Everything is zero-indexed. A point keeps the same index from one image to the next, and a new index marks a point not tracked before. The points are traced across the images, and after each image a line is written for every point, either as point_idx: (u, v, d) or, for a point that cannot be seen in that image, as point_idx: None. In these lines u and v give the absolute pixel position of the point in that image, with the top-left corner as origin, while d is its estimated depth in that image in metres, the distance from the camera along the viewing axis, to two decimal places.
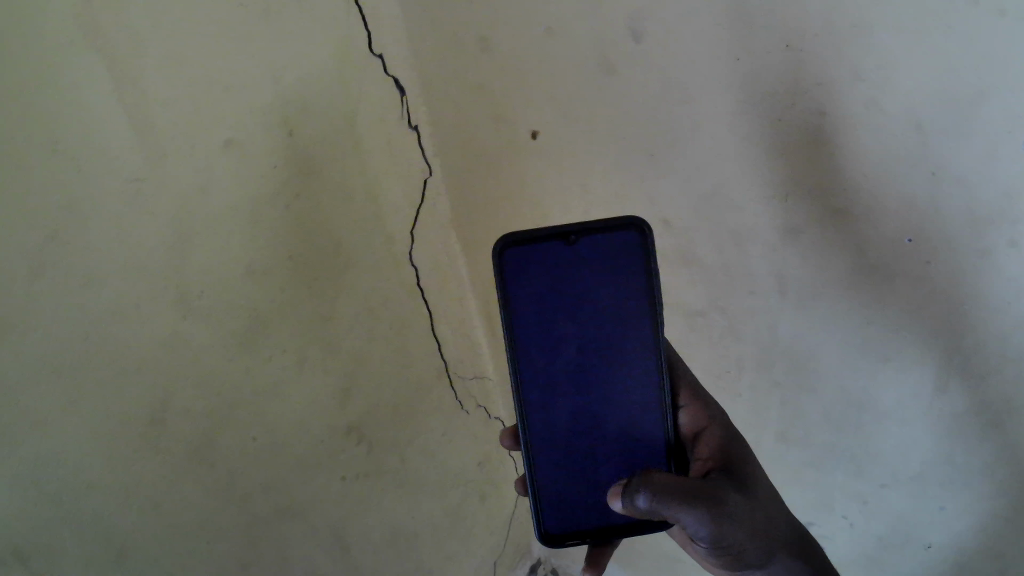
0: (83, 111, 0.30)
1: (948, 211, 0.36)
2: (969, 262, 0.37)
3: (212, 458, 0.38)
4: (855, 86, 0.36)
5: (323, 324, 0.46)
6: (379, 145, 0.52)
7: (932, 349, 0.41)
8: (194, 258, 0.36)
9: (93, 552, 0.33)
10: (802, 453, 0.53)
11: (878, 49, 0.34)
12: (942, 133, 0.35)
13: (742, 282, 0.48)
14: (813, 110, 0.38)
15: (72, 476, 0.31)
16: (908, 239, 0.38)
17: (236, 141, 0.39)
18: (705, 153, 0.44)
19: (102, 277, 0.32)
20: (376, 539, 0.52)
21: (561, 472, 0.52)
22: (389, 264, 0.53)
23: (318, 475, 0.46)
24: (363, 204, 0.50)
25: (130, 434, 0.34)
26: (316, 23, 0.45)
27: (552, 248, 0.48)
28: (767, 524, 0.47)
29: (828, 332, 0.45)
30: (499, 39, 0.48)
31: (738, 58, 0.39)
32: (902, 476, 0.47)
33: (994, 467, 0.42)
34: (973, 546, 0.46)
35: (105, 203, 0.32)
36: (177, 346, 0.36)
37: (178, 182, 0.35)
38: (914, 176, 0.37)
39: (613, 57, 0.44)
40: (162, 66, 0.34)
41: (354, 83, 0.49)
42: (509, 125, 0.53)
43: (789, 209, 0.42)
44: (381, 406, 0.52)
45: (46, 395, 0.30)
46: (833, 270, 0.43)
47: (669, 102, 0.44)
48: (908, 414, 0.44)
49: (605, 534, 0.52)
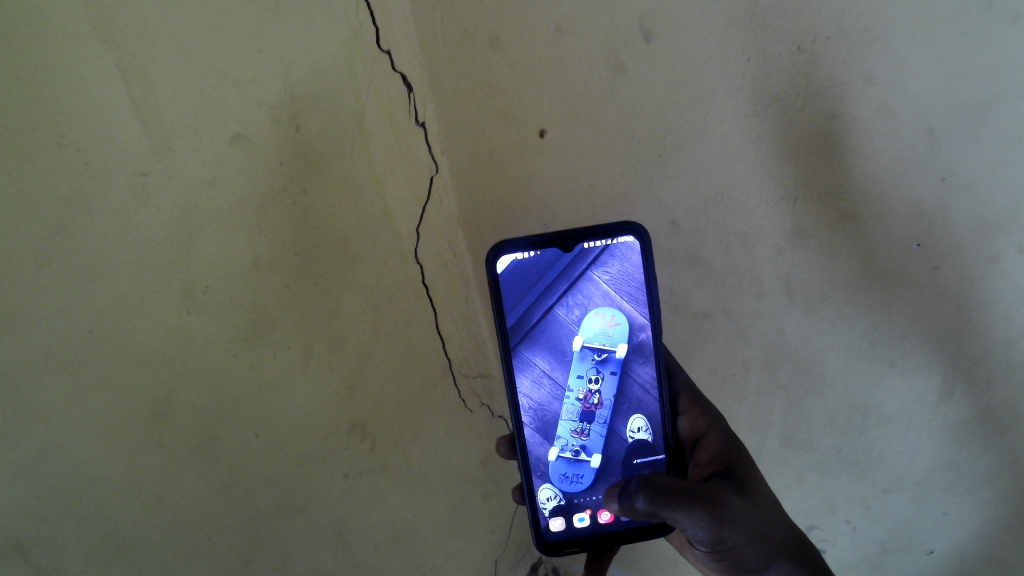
0: (87, 100, 0.29)
1: (955, 215, 0.34)
2: (976, 269, 0.35)
3: (215, 455, 0.37)
4: (866, 89, 0.34)
5: (325, 319, 0.46)
6: (388, 143, 0.54)
7: (939, 360, 0.39)
8: (199, 254, 0.36)
9: (94, 549, 0.31)
10: (804, 455, 0.52)
11: (892, 54, 0.32)
12: (952, 139, 0.32)
13: (749, 285, 0.47)
14: (824, 113, 0.36)
15: (75, 471, 0.30)
16: (916, 244, 0.36)
17: (244, 136, 0.38)
18: (715, 156, 0.43)
19: (106, 272, 0.31)
20: (377, 536, 0.54)
21: (558, 475, 0.51)
22: (395, 262, 0.55)
23: (323, 471, 0.47)
24: (371, 201, 0.51)
25: (136, 430, 0.33)
26: (328, 21, 0.45)
27: (549, 253, 0.48)
28: (769, 528, 0.45)
29: (833, 338, 0.44)
30: (509, 38, 0.49)
31: (749, 60, 0.38)
32: (905, 481, 0.46)
33: (998, 473, 0.40)
34: (975, 554, 0.45)
35: (114, 197, 0.31)
36: (181, 340, 0.35)
37: (186, 175, 0.34)
38: (922, 182, 0.34)
39: (624, 58, 0.43)
40: (170, 58, 0.33)
41: (364, 79, 0.50)
42: (517, 123, 0.54)
43: (797, 211, 0.41)
44: (384, 402, 0.54)
45: (49, 390, 0.29)
46: (843, 275, 0.41)
47: (681, 103, 0.42)
48: (912, 419, 0.43)
49: (606, 544, 0.50)
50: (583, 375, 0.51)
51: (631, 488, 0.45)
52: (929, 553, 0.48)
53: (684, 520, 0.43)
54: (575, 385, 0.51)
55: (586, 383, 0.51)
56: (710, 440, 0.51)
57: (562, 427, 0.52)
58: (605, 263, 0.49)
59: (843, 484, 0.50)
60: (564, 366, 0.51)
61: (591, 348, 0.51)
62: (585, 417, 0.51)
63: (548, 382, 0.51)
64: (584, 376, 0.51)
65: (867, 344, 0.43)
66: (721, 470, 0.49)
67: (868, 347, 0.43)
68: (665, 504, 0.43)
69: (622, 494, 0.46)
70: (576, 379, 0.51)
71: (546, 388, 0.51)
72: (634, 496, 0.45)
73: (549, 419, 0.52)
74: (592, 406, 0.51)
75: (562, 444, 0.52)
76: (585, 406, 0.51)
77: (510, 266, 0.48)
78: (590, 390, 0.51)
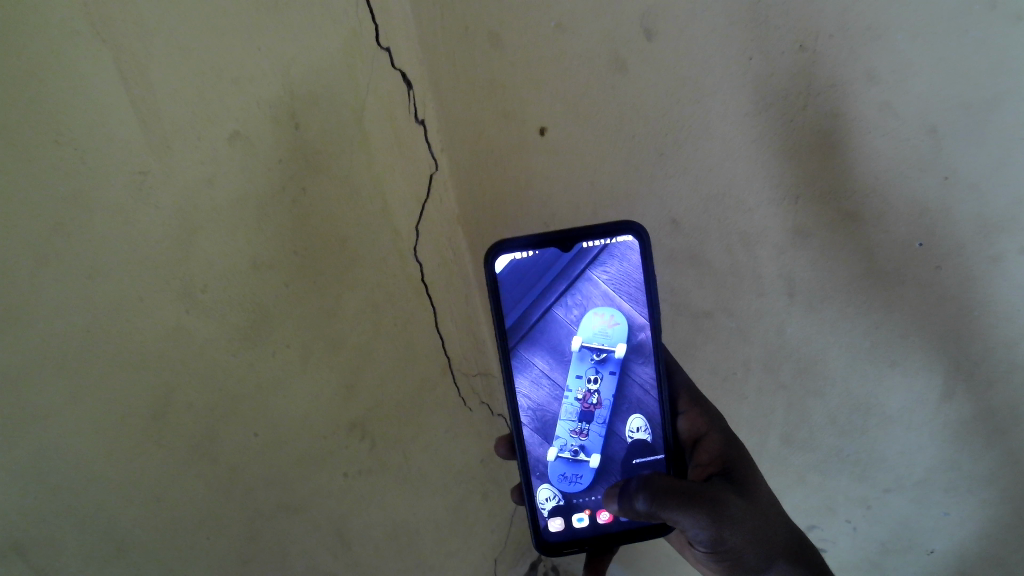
0: (84, 98, 0.29)
1: (957, 215, 0.34)
2: (978, 270, 0.34)
3: (214, 455, 0.37)
4: (869, 87, 0.34)
5: (325, 319, 0.46)
6: (388, 141, 0.53)
7: (940, 360, 0.39)
8: (197, 254, 0.35)
9: (93, 550, 0.31)
10: (804, 455, 0.52)
11: (894, 52, 0.32)
12: (956, 138, 0.32)
13: (750, 284, 0.47)
14: (825, 111, 0.36)
15: (74, 472, 0.30)
16: (918, 243, 0.36)
17: (243, 134, 0.38)
18: (716, 155, 0.43)
19: (105, 272, 0.31)
20: (377, 535, 0.54)
21: (557, 475, 0.51)
22: (395, 261, 0.55)
23: (323, 470, 0.47)
24: (370, 199, 0.51)
25: (135, 430, 0.33)
26: (327, 18, 0.45)
27: (549, 253, 0.48)
28: (769, 528, 0.45)
29: (835, 337, 0.44)
30: (510, 36, 0.49)
31: (750, 58, 0.38)
32: (906, 481, 0.46)
33: (999, 473, 0.40)
34: (976, 554, 0.45)
35: (112, 196, 0.31)
36: (180, 340, 0.35)
37: (185, 174, 0.34)
38: (925, 182, 0.34)
39: (626, 56, 0.43)
40: (168, 56, 0.33)
41: (363, 77, 0.50)
42: (517, 121, 0.54)
43: (798, 210, 0.41)
44: (384, 401, 0.54)
45: (48, 390, 0.29)
46: (844, 275, 0.41)
47: (682, 102, 0.42)
48: (913, 419, 0.43)
49: (606, 544, 0.50)
50: (583, 375, 0.51)
51: (631, 489, 0.45)
52: (930, 552, 0.48)
53: (684, 520, 0.43)
54: (575, 385, 0.51)
55: (585, 384, 0.51)
56: (710, 440, 0.51)
57: (561, 427, 0.52)
58: (604, 262, 0.48)
59: (843, 484, 0.50)
60: (563, 366, 0.51)
61: (591, 348, 0.51)
62: (584, 417, 0.51)
63: (548, 382, 0.51)
64: (583, 376, 0.51)
65: (869, 344, 0.42)
66: (722, 471, 0.48)
67: (869, 346, 0.42)
68: (664, 505, 0.43)
69: (622, 494, 0.46)
70: (575, 379, 0.51)
71: (545, 388, 0.51)
72: (634, 497, 0.45)
73: (548, 419, 0.52)
74: (592, 407, 0.51)
75: (562, 444, 0.51)
76: (585, 406, 0.51)
77: (509, 266, 0.48)
78: (590, 390, 0.51)
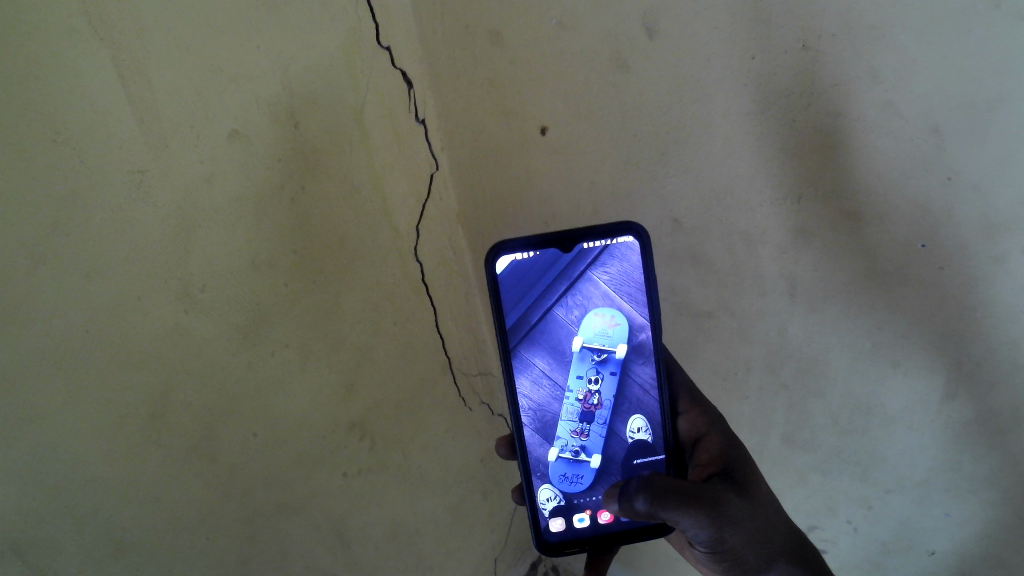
0: (83, 96, 0.29)
1: (960, 215, 0.34)
2: (981, 270, 0.34)
3: (214, 454, 0.37)
4: (871, 87, 0.34)
5: (325, 318, 0.46)
6: (388, 140, 0.53)
7: (942, 361, 0.39)
8: (196, 253, 0.35)
9: (92, 550, 0.31)
10: (805, 455, 0.52)
11: (898, 52, 0.32)
12: (959, 138, 0.32)
13: (751, 284, 0.47)
14: (827, 111, 0.36)
15: (72, 471, 0.30)
16: (921, 244, 0.36)
17: (243, 133, 0.38)
18: (717, 154, 0.42)
19: (103, 271, 0.30)
20: (377, 535, 0.53)
21: (558, 475, 0.51)
22: (395, 260, 0.55)
23: (322, 470, 0.47)
24: (370, 199, 0.51)
25: (134, 431, 0.32)
26: (328, 17, 0.45)
27: (549, 253, 0.48)
28: (770, 528, 0.45)
29: (836, 338, 0.44)
30: (511, 35, 0.49)
31: (752, 58, 0.38)
32: (907, 482, 0.46)
33: (1001, 474, 0.40)
34: (977, 555, 0.45)
35: (111, 194, 0.30)
36: (180, 339, 0.35)
37: (184, 173, 0.34)
38: (927, 182, 0.34)
39: (627, 55, 0.43)
40: (168, 54, 0.33)
41: (363, 75, 0.49)
42: (518, 120, 0.53)
43: (800, 210, 0.41)
44: (384, 401, 0.53)
45: (46, 390, 0.29)
46: (846, 275, 0.41)
47: (683, 101, 0.42)
48: (915, 420, 0.43)
49: (606, 544, 0.50)
50: (583, 376, 0.51)
51: (631, 489, 0.45)
52: (931, 553, 0.48)
53: (684, 521, 0.43)
54: (575, 385, 0.51)
55: (585, 384, 0.51)
56: (710, 440, 0.51)
57: (561, 427, 0.51)
58: (605, 262, 0.48)
59: (844, 484, 0.50)
60: (563, 366, 0.51)
61: (591, 349, 0.50)
62: (584, 418, 0.51)
63: (548, 382, 0.51)
64: (584, 376, 0.51)
65: (870, 345, 0.42)
66: (722, 470, 0.48)
67: (871, 347, 0.42)
68: (664, 505, 0.43)
69: (622, 494, 0.46)
70: (575, 380, 0.51)
71: (546, 388, 0.51)
72: (634, 497, 0.44)
73: (549, 419, 0.51)
74: (592, 407, 0.51)
75: (562, 444, 0.51)
76: (585, 406, 0.51)
77: (510, 266, 0.48)
78: (590, 390, 0.51)
